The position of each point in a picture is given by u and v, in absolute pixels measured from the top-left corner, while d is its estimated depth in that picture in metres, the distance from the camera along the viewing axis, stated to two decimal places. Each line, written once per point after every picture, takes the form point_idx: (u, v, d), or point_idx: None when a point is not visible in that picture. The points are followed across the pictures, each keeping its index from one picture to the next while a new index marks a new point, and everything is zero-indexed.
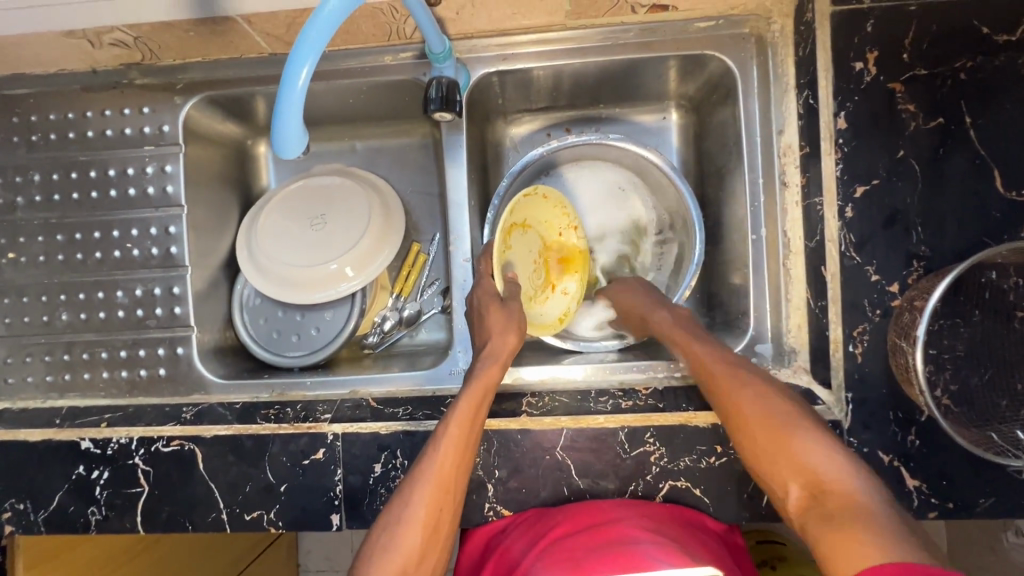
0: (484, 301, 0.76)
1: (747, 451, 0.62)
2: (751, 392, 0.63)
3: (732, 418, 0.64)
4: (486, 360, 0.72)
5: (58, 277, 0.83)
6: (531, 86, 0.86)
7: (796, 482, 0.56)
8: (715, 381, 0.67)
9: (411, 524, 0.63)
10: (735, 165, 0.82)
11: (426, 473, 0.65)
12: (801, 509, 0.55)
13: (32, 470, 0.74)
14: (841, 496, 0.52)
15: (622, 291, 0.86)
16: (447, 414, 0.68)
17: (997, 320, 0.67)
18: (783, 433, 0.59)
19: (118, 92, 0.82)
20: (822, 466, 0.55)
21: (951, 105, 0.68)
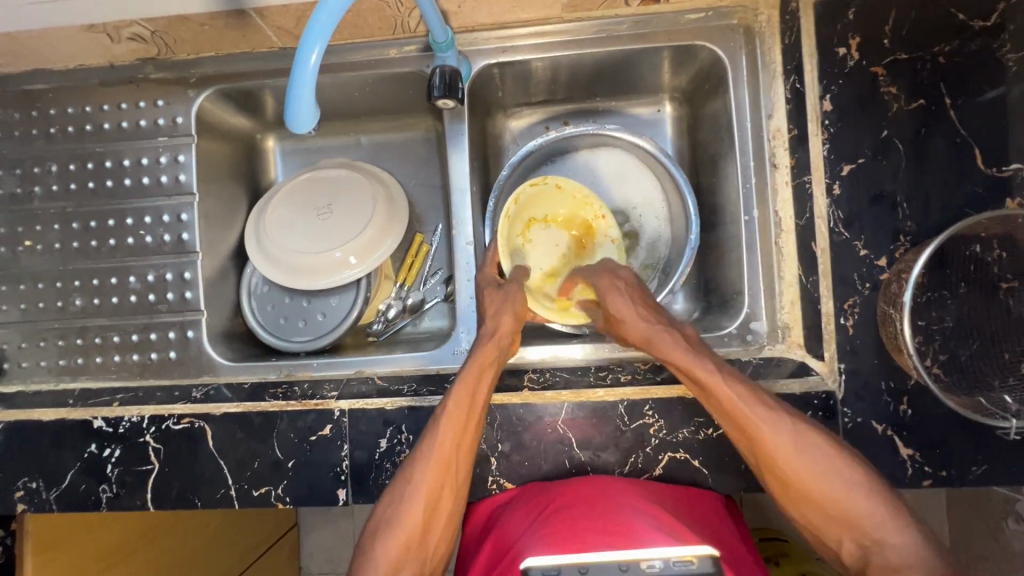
0: (484, 287, 0.80)
1: (792, 507, 0.63)
2: (799, 449, 0.62)
3: (778, 477, 0.63)
4: (483, 340, 0.73)
5: (73, 263, 0.86)
6: (530, 78, 0.89)
7: (849, 535, 0.60)
8: (757, 436, 0.63)
9: (412, 499, 0.65)
10: (726, 151, 0.85)
11: (426, 453, 0.67)
12: (854, 556, 0.60)
13: (44, 448, 0.76)
14: (899, 553, 0.57)
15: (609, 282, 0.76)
16: (447, 395, 0.70)
17: (982, 292, 0.70)
18: (838, 496, 0.61)
19: (133, 86, 0.85)
20: (877, 524, 0.59)
21: (931, 87, 0.71)
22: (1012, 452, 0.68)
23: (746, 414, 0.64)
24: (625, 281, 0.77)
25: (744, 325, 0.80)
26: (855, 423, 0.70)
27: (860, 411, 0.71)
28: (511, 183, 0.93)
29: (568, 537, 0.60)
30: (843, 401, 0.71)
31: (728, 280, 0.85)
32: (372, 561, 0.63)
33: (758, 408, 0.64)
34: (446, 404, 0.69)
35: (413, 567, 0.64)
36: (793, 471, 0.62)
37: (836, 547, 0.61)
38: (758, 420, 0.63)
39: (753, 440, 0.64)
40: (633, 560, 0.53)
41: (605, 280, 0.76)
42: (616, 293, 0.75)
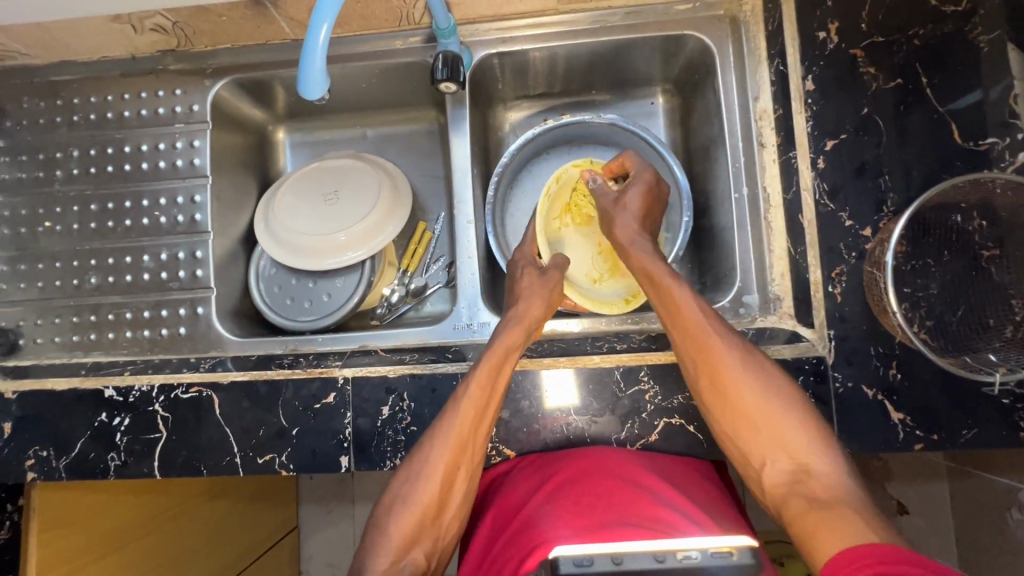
0: (522, 265, 0.85)
1: (729, 428, 0.67)
2: (746, 372, 0.67)
3: (723, 396, 0.67)
4: (510, 324, 0.76)
5: (90, 243, 0.90)
6: (529, 69, 0.94)
7: (776, 458, 0.64)
8: (711, 356, 0.68)
9: (430, 477, 0.67)
10: (716, 135, 0.88)
11: (444, 430, 0.69)
12: (776, 480, 0.64)
13: (57, 417, 0.79)
14: (822, 479, 0.61)
15: (641, 180, 0.83)
16: (469, 375, 0.71)
17: (965, 260, 0.72)
18: (775, 419, 0.65)
19: (153, 76, 0.91)
20: (804, 449, 0.63)
21: (908, 67, 0.75)
22: (1001, 416, 0.70)
23: (705, 335, 0.68)
24: (659, 182, 0.84)
25: (736, 299, 0.83)
26: (846, 388, 0.72)
27: (850, 376, 0.72)
28: (510, 170, 0.97)
29: (576, 517, 0.62)
30: (833, 366, 0.73)
31: (721, 259, 0.88)
32: (386, 537, 0.66)
33: (717, 332, 0.69)
34: (467, 385, 0.70)
35: (427, 543, 0.66)
36: (742, 394, 0.66)
37: (761, 468, 0.65)
38: (715, 341, 0.68)
39: (704, 359, 0.68)
40: (668, 550, 0.50)
41: (648, 174, 0.84)
42: (639, 186, 0.83)
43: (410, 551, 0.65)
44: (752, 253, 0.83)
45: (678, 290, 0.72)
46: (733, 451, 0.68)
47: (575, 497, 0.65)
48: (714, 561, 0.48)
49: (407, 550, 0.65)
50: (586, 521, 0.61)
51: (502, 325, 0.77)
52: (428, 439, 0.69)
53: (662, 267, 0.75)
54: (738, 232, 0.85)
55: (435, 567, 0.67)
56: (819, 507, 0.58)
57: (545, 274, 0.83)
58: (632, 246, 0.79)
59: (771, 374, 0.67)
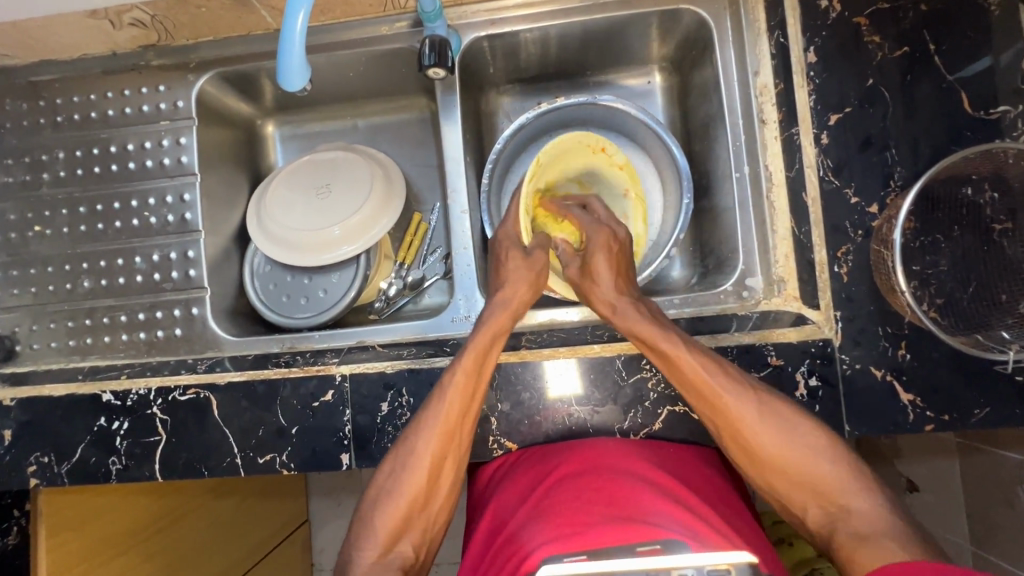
0: (505, 246, 0.78)
1: (760, 477, 0.67)
2: (768, 425, 0.65)
3: (747, 449, 0.66)
4: (498, 308, 0.73)
5: (81, 247, 0.89)
6: (520, 51, 0.91)
7: (814, 503, 0.64)
8: (727, 411, 0.66)
9: (415, 469, 0.67)
10: (716, 113, 0.86)
11: (430, 422, 0.68)
12: (819, 526, 0.63)
13: (56, 422, 0.78)
14: (862, 518, 0.61)
15: (598, 244, 0.76)
16: (453, 364, 0.70)
17: (976, 235, 0.69)
18: (807, 466, 0.64)
19: (136, 73, 0.88)
20: (841, 490, 0.63)
21: (914, 34, 0.72)
22: (1014, 393, 0.68)
23: (715, 391, 0.66)
24: (618, 241, 0.77)
25: (739, 282, 0.81)
26: (854, 370, 0.70)
27: (858, 358, 0.70)
28: (504, 157, 0.94)
29: (574, 515, 0.60)
30: (840, 348, 0.71)
31: (724, 240, 0.86)
32: (371, 534, 0.65)
33: (729, 386, 0.66)
34: (453, 373, 0.69)
35: (414, 536, 0.66)
36: (761, 437, 0.65)
37: (803, 517, 0.65)
38: (727, 395, 0.66)
39: (725, 419, 0.66)
40: (665, 568, 0.48)
41: (602, 237, 0.76)
42: (603, 251, 0.75)
43: (397, 546, 0.65)
44: (755, 234, 0.81)
45: (666, 345, 0.67)
46: (775, 501, 0.67)
47: (575, 490, 0.64)
48: None
49: (394, 544, 0.65)
50: (580, 518, 0.60)
51: (488, 307, 0.74)
52: (412, 431, 0.68)
53: (654, 330, 0.69)
54: (740, 212, 0.82)
55: (424, 559, 0.67)
56: (862, 542, 0.58)
57: (531, 254, 0.76)
58: (614, 314, 0.72)
59: (794, 422, 0.65)
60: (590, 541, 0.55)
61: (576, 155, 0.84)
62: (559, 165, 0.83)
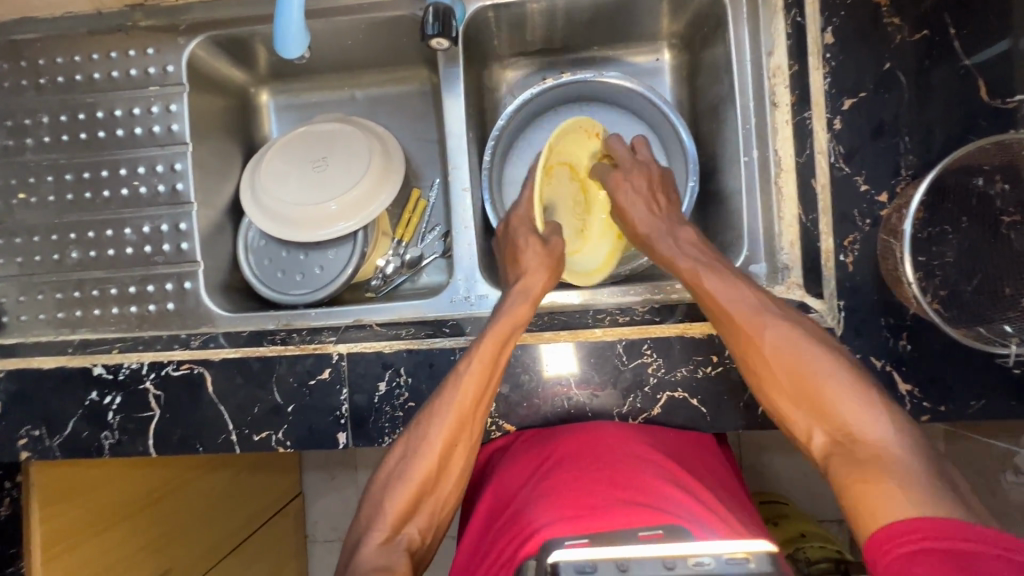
0: (518, 230, 0.80)
1: (767, 397, 0.64)
2: (779, 339, 0.63)
3: (752, 368, 0.64)
4: (517, 298, 0.73)
5: (68, 216, 0.86)
6: (526, 24, 0.88)
7: (820, 428, 0.59)
8: (735, 327, 0.65)
9: (428, 454, 0.66)
10: (727, 93, 0.83)
11: (442, 410, 0.67)
12: (823, 451, 0.58)
13: (47, 395, 0.77)
14: (870, 445, 0.55)
15: (617, 184, 0.79)
16: (471, 350, 0.69)
17: (984, 227, 0.69)
18: (817, 387, 0.60)
19: (123, 34, 0.84)
20: (850, 412, 0.57)
21: (935, 17, 0.69)
22: (1011, 386, 0.68)
23: (724, 306, 0.66)
24: (645, 174, 0.80)
25: (742, 268, 0.79)
26: (854, 359, 0.70)
27: (859, 348, 0.70)
28: (506, 135, 0.92)
29: (588, 498, 0.61)
30: (842, 337, 0.70)
31: (728, 225, 0.84)
32: (380, 514, 0.65)
33: (742, 302, 0.66)
34: (469, 361, 0.68)
35: (421, 520, 0.65)
36: (769, 348, 0.63)
37: (807, 442, 0.60)
38: (734, 305, 0.66)
39: (734, 334, 0.65)
40: (679, 556, 0.49)
41: (619, 176, 0.79)
42: (633, 183, 0.78)
43: (406, 524, 0.64)
44: (761, 220, 0.80)
45: (685, 266, 0.71)
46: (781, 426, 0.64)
47: (580, 473, 0.65)
48: (729, 567, 0.48)
49: (401, 525, 0.64)
50: (593, 501, 0.60)
51: (508, 297, 0.74)
52: (424, 418, 0.68)
53: (687, 260, 0.71)
54: (747, 198, 0.81)
55: (429, 544, 0.66)
56: (862, 473, 0.53)
57: (548, 242, 0.78)
58: (654, 242, 0.75)
59: (811, 342, 0.62)
60: (599, 525, 0.56)
61: (576, 143, 0.84)
62: (558, 150, 0.82)
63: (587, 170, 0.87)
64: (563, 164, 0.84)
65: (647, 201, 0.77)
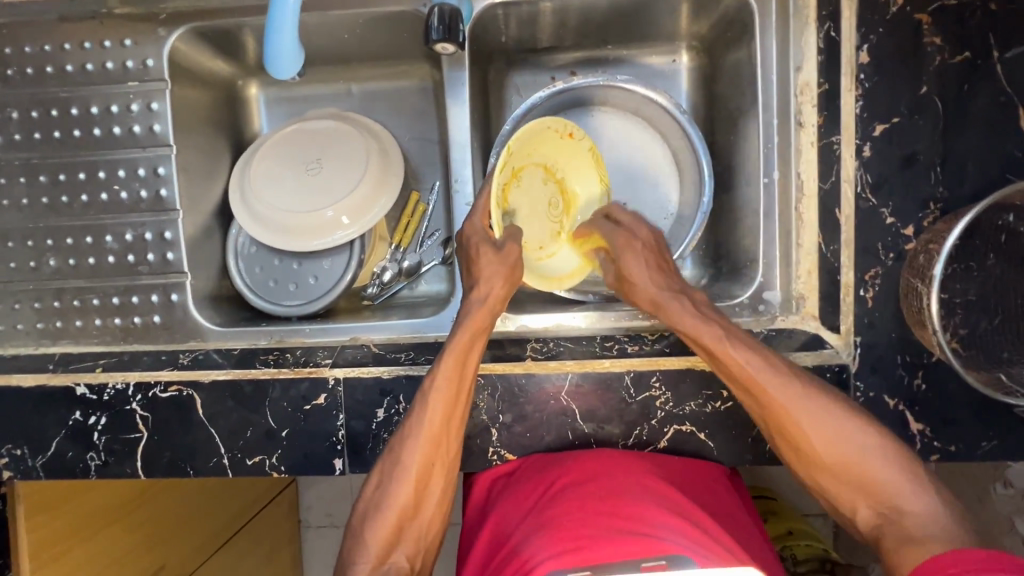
0: (475, 241, 0.70)
1: (806, 474, 0.63)
2: (815, 418, 0.61)
3: (792, 446, 0.63)
4: (472, 309, 0.67)
5: (43, 221, 0.80)
6: (537, 22, 0.82)
7: (864, 502, 0.60)
8: (775, 408, 0.62)
9: (404, 481, 0.63)
10: (748, 106, 0.78)
11: (414, 432, 0.64)
12: (868, 524, 0.60)
13: (27, 414, 0.73)
14: (915, 519, 0.57)
15: (624, 248, 0.70)
16: (434, 367, 0.66)
17: (1010, 265, 0.66)
18: (859, 463, 0.60)
19: (97, 23, 0.77)
20: (894, 491, 0.59)
21: (978, 37, 0.65)
22: None
23: (761, 385, 0.62)
24: (641, 240, 0.72)
25: (755, 295, 0.76)
26: (867, 397, 0.68)
27: (873, 385, 0.68)
28: None
29: (578, 528, 0.59)
30: (856, 374, 0.68)
31: (742, 244, 0.81)
32: (364, 542, 0.62)
33: (777, 380, 0.62)
34: (434, 379, 0.65)
35: (408, 546, 0.63)
36: (807, 425, 0.61)
37: (851, 515, 0.61)
38: (768, 383, 0.62)
39: (772, 415, 0.63)
40: None
41: (623, 239, 0.71)
42: (632, 253, 0.70)
43: (392, 553, 0.62)
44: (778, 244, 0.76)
45: (706, 333, 0.65)
46: (819, 497, 0.64)
47: (576, 501, 0.63)
48: None
49: (388, 554, 0.62)
50: (583, 530, 0.59)
51: (465, 306, 0.68)
52: (398, 441, 0.65)
53: (708, 325, 0.65)
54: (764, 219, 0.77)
55: (420, 569, 0.63)
56: (912, 545, 0.55)
57: (503, 249, 0.68)
58: (664, 310, 0.68)
59: (844, 415, 0.61)
60: (592, 556, 0.54)
61: (546, 143, 0.74)
62: (529, 152, 0.72)
63: (559, 168, 0.77)
64: (536, 164, 0.74)
65: (655, 263, 0.71)
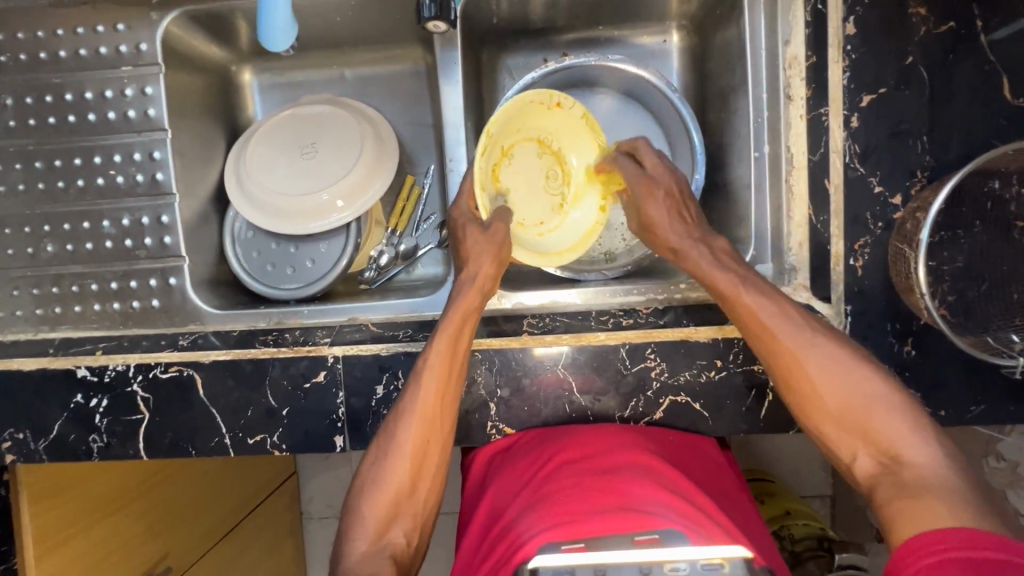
0: (462, 225, 0.74)
1: (808, 418, 0.62)
2: (820, 360, 0.61)
3: (796, 391, 0.62)
4: (464, 289, 0.70)
5: (39, 207, 0.80)
6: (528, 2, 0.83)
7: (864, 449, 0.58)
8: (782, 350, 0.63)
9: (399, 459, 0.64)
10: (739, 82, 0.79)
11: (407, 411, 0.65)
12: (866, 474, 0.58)
13: (28, 398, 0.74)
14: (915, 469, 0.54)
15: (645, 194, 0.74)
16: (426, 348, 0.67)
17: (997, 231, 0.67)
18: (861, 410, 0.58)
19: (89, 7, 0.77)
20: (896, 438, 0.56)
21: (962, 7, 0.66)
22: (1012, 391, 0.68)
23: (770, 327, 0.63)
24: (666, 187, 0.74)
25: None
26: None
27: None
28: None
29: (573, 502, 0.59)
30: None
31: (734, 220, 0.82)
32: (361, 518, 0.63)
33: (784, 318, 0.63)
34: (427, 358, 0.66)
35: (405, 523, 0.63)
36: (811, 365, 0.61)
37: (850, 463, 0.59)
38: (774, 323, 0.63)
39: (777, 356, 0.63)
40: (656, 561, 0.50)
41: (645, 185, 0.74)
42: (654, 200, 0.74)
43: (390, 529, 0.63)
44: (769, 218, 0.77)
45: (719, 278, 0.67)
46: (820, 447, 0.62)
47: (573, 477, 0.63)
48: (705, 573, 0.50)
49: (385, 531, 0.62)
50: (577, 504, 0.59)
51: (456, 289, 0.71)
52: (393, 420, 0.66)
53: (722, 274, 0.67)
54: (755, 193, 0.78)
55: (417, 545, 0.64)
56: (907, 494, 0.52)
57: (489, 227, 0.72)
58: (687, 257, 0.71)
59: (851, 359, 0.61)
60: (585, 528, 0.54)
61: (534, 116, 0.77)
62: (516, 129, 0.76)
63: (555, 141, 0.80)
64: (526, 139, 0.78)
65: (675, 211, 0.74)
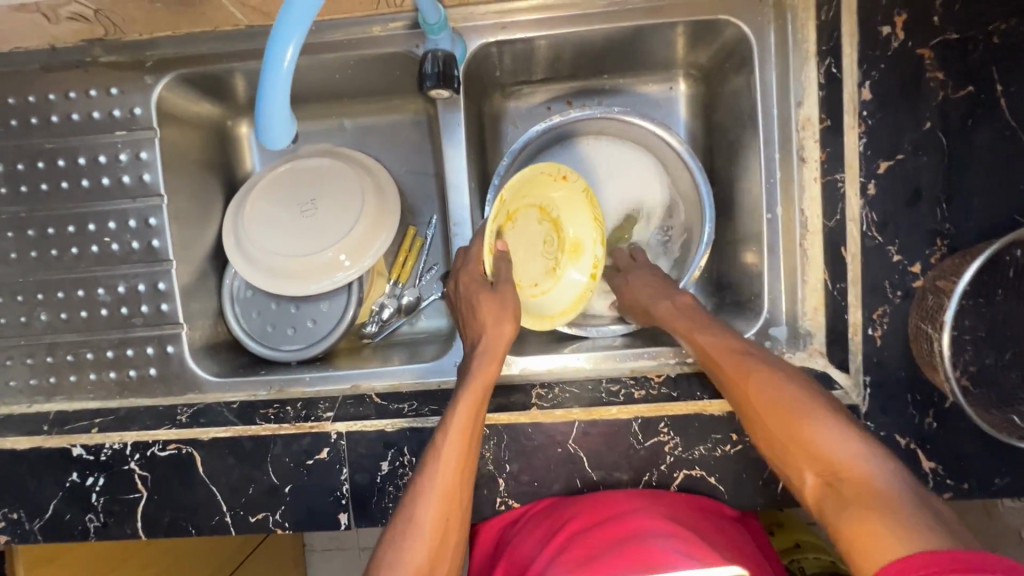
0: (471, 290, 0.69)
1: (761, 437, 0.57)
2: (768, 377, 0.59)
3: (747, 411, 0.59)
4: (483, 357, 0.66)
5: (32, 275, 0.78)
6: (532, 57, 0.81)
7: (809, 465, 0.51)
8: (731, 375, 0.62)
9: (418, 541, 0.59)
10: (750, 138, 0.77)
11: (426, 486, 0.61)
12: (815, 493, 0.50)
13: (22, 477, 0.72)
14: (855, 479, 0.47)
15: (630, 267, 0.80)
16: (446, 422, 0.64)
17: (1020, 300, 0.65)
18: (802, 424, 0.53)
19: (82, 71, 0.76)
20: (837, 448, 0.50)
21: (982, 71, 0.64)
22: None
23: (723, 357, 0.63)
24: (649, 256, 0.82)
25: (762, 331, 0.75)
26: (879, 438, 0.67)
27: (884, 425, 0.67)
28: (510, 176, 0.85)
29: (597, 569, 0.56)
30: (867, 415, 0.67)
31: (747, 278, 0.80)
32: None
33: (731, 348, 0.64)
34: (446, 431, 0.63)
35: None
36: (758, 386, 0.58)
37: (800, 484, 0.52)
38: (725, 351, 0.64)
39: (729, 378, 0.62)
40: None
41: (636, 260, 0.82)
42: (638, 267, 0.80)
43: None
44: (783, 279, 0.75)
45: (679, 321, 0.70)
46: (779, 472, 0.55)
47: (588, 545, 0.60)
48: None
49: None
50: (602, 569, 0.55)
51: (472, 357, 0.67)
52: (410, 497, 0.61)
53: (682, 317, 0.70)
54: (768, 253, 0.76)
55: None
56: (855, 508, 0.45)
57: (498, 289, 0.68)
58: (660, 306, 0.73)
59: (800, 383, 0.58)
60: None
61: (537, 184, 0.75)
62: (522, 195, 0.74)
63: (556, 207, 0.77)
64: (530, 206, 0.76)
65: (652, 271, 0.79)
